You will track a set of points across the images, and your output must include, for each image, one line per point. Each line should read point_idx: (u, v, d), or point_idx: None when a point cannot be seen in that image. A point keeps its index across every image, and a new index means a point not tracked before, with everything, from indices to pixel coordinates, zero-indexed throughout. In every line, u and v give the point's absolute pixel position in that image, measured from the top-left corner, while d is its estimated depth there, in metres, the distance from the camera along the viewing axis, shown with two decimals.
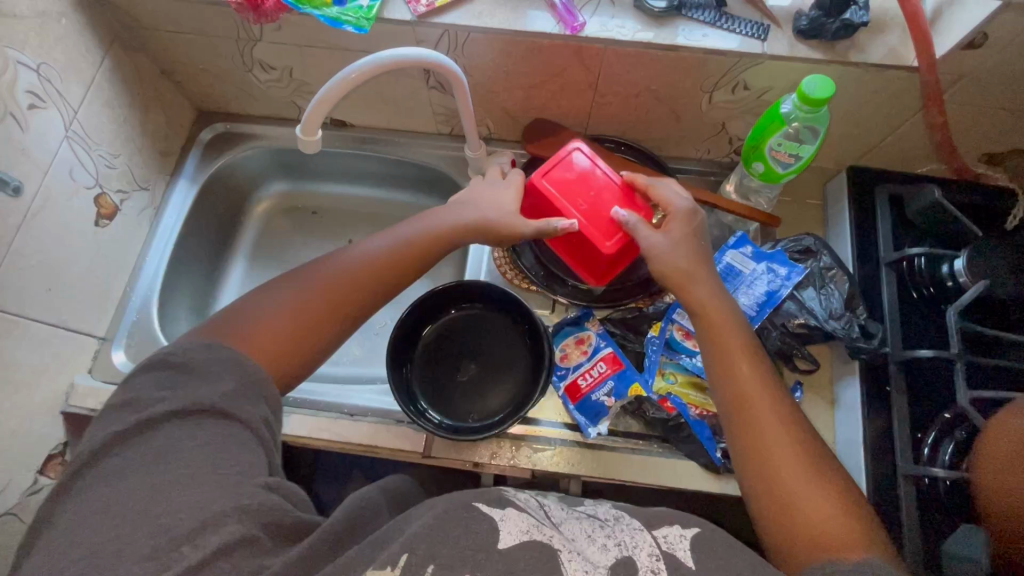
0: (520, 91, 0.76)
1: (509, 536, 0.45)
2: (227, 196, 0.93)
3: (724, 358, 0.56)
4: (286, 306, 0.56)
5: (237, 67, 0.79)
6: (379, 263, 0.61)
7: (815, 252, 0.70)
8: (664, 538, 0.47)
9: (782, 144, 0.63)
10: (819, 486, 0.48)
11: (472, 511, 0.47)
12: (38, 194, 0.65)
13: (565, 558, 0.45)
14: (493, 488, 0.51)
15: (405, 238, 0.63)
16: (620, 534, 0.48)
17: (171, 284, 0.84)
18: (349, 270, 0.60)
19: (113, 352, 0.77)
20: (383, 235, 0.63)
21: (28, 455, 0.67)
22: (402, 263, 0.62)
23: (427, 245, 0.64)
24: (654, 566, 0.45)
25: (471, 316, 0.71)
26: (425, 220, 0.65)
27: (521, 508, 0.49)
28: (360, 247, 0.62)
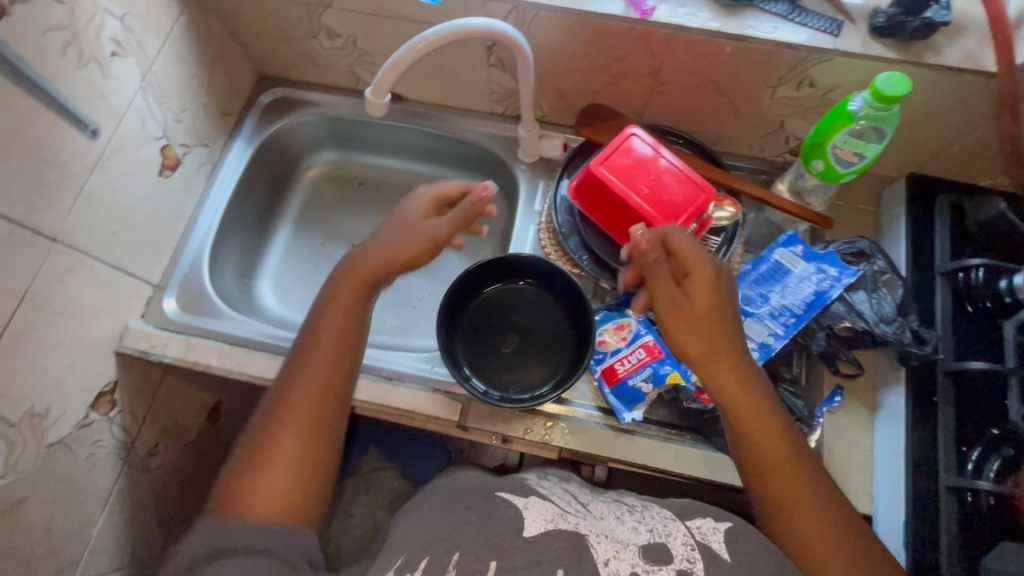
0: (578, 74, 0.76)
1: (533, 524, 0.48)
2: (278, 160, 0.95)
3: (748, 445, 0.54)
4: (245, 458, 0.51)
5: (303, 32, 0.81)
6: (309, 370, 0.56)
7: (869, 255, 0.69)
8: (698, 529, 0.48)
9: (847, 142, 0.62)
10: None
11: (495, 501, 0.50)
12: (112, 139, 0.67)
13: (594, 541, 0.47)
14: (518, 482, 0.54)
15: (321, 340, 0.58)
16: (651, 521, 0.50)
17: (222, 242, 0.87)
18: (292, 385, 0.55)
19: (165, 300, 0.80)
20: (299, 354, 0.58)
21: (83, 390, 0.70)
22: (335, 355, 0.58)
23: (353, 329, 0.60)
24: (690, 555, 0.46)
25: (521, 292, 0.72)
26: (335, 312, 0.60)
27: (545, 498, 0.51)
28: (288, 370, 0.57)
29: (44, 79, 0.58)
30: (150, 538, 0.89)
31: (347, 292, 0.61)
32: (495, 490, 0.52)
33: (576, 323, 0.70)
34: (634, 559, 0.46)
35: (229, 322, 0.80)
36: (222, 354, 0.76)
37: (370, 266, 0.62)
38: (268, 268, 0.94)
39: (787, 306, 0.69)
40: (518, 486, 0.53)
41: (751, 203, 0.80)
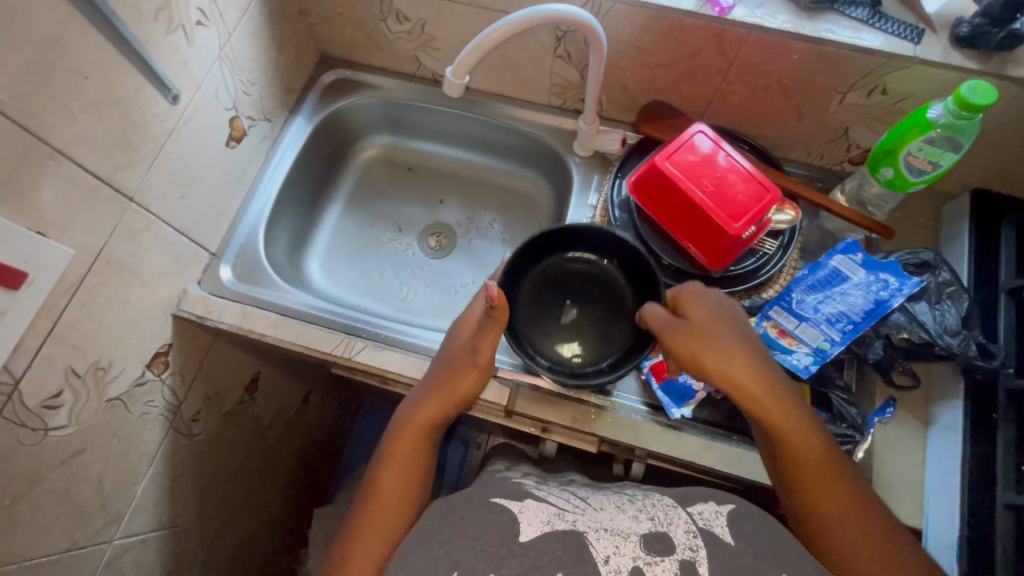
0: (645, 69, 0.76)
1: (529, 528, 0.49)
2: (334, 140, 0.96)
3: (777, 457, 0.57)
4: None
5: (373, 15, 0.82)
6: (375, 526, 0.58)
7: (934, 267, 0.69)
8: (700, 514, 0.50)
9: (923, 150, 0.62)
10: None
11: (489, 506, 0.52)
12: (190, 105, 0.69)
13: (594, 538, 0.48)
14: (514, 486, 0.56)
15: (386, 482, 0.61)
16: (653, 511, 0.51)
17: (277, 216, 0.88)
18: (359, 541, 0.57)
19: (221, 268, 0.81)
20: (367, 495, 0.61)
21: (141, 349, 0.72)
22: (396, 501, 0.60)
23: (411, 474, 0.62)
24: (693, 543, 0.47)
25: (574, 271, 0.74)
26: (399, 461, 0.62)
27: (540, 501, 0.53)
28: (355, 525, 0.59)
29: (138, 41, 0.59)
30: (187, 503, 0.91)
31: (404, 448, 0.63)
32: (490, 497, 0.53)
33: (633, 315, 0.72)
34: (635, 552, 0.47)
35: (283, 294, 0.81)
36: (276, 323, 0.78)
37: (425, 418, 0.64)
38: (318, 245, 0.96)
39: (844, 312, 0.68)
40: (512, 490, 0.54)
41: (808, 208, 0.80)
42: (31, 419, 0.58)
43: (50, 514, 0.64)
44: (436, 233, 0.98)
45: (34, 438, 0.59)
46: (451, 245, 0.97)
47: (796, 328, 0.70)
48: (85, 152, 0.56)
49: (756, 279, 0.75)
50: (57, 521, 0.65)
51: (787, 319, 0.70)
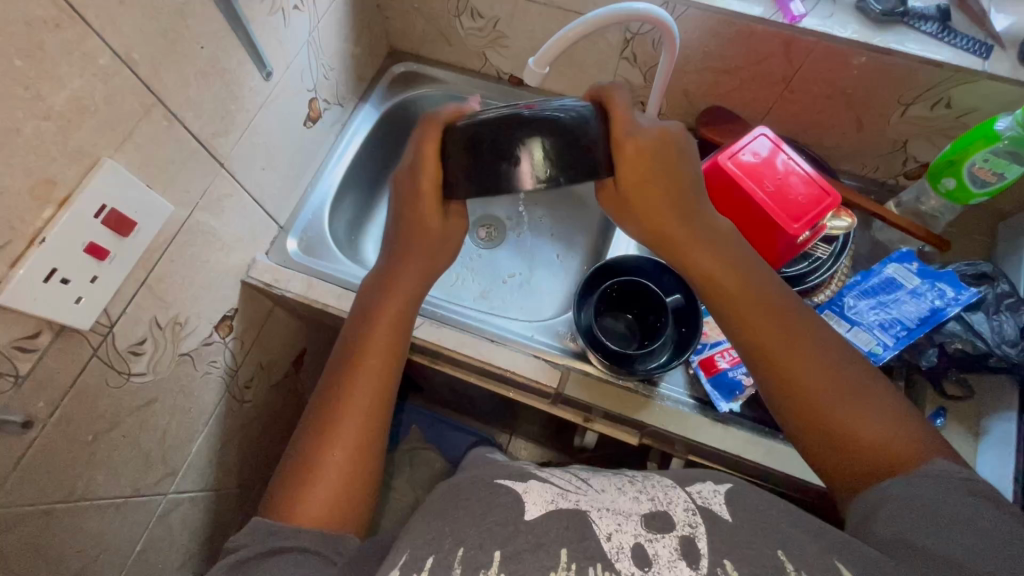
0: (708, 74, 0.79)
1: (534, 506, 0.47)
2: (397, 129, 1.01)
3: (731, 308, 0.58)
4: (303, 456, 0.58)
5: (448, 11, 0.87)
6: (356, 387, 0.60)
7: (992, 278, 0.69)
8: (698, 493, 0.49)
9: (989, 161, 0.64)
10: (859, 417, 0.50)
11: (494, 487, 0.50)
12: (279, 82, 0.73)
13: (596, 516, 0.47)
14: (518, 470, 0.54)
15: (371, 346, 0.63)
16: (652, 491, 0.50)
17: (339, 198, 0.93)
18: (341, 399, 0.60)
19: (288, 240, 0.85)
20: (350, 357, 0.63)
21: (212, 310, 0.75)
22: (377, 368, 0.62)
23: (395, 343, 0.64)
24: (691, 520, 0.46)
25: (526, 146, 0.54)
26: (376, 340, 0.63)
27: (544, 481, 0.52)
28: (336, 380, 0.62)
29: (246, 18, 0.64)
30: (231, 467, 0.93)
31: (388, 314, 0.64)
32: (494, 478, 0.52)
33: (680, 322, 0.74)
34: (637, 529, 0.45)
35: (344, 268, 0.85)
36: (338, 295, 0.81)
37: (410, 282, 0.65)
38: (373, 229, 1.00)
39: (898, 318, 0.69)
40: (517, 473, 0.54)
41: (861, 217, 0.81)
42: (118, 362, 0.62)
43: (122, 457, 0.67)
44: (487, 225, 1.00)
45: (119, 381, 0.63)
46: (501, 237, 0.99)
47: (848, 332, 0.71)
48: (191, 116, 0.61)
49: (806, 284, 0.75)
50: (127, 464, 0.69)
51: (839, 324, 0.72)
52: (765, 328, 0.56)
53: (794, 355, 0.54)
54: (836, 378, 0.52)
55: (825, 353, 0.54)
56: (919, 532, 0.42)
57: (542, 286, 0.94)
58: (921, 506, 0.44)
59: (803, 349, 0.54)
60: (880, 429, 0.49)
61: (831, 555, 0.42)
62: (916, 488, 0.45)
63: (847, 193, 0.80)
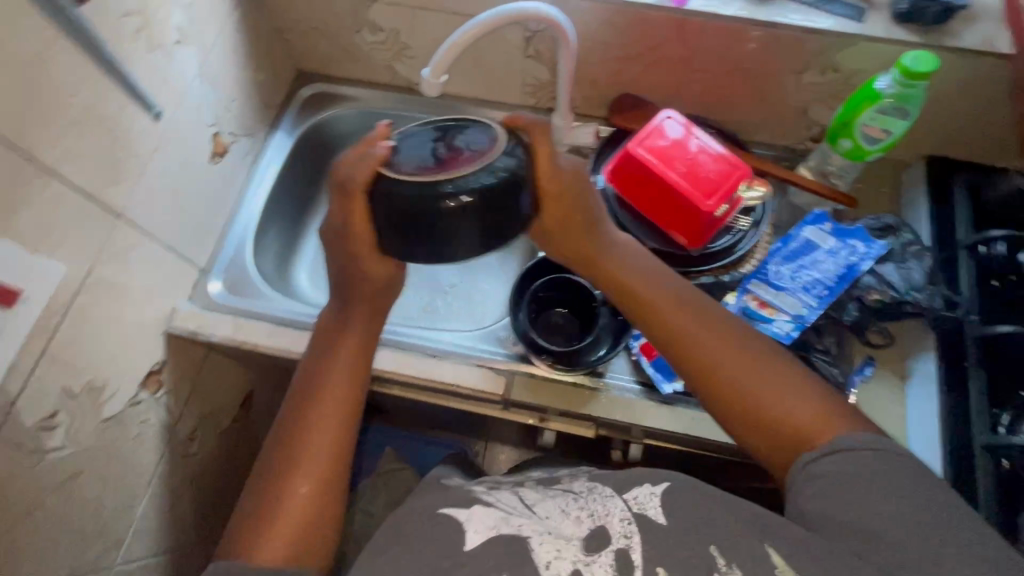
0: (611, 64, 0.80)
1: (475, 536, 0.49)
2: (315, 152, 0.98)
3: (648, 309, 0.60)
4: (262, 502, 0.57)
5: (347, 27, 0.85)
6: (316, 420, 0.60)
7: (896, 229, 0.73)
8: (634, 500, 0.50)
9: (876, 119, 0.67)
10: (782, 396, 0.53)
11: (437, 518, 0.52)
12: (172, 122, 0.70)
13: (536, 542, 0.47)
14: (464, 491, 0.55)
15: (330, 382, 0.62)
16: (593, 505, 0.50)
17: (261, 231, 0.89)
18: (301, 439, 0.59)
19: (210, 283, 0.82)
20: (305, 394, 0.62)
21: (135, 368, 0.72)
22: (336, 404, 0.61)
23: (355, 376, 0.63)
24: (627, 530, 0.47)
25: (467, 205, 0.53)
26: (334, 372, 0.63)
27: (488, 505, 0.52)
28: (291, 419, 0.61)
29: (119, 59, 0.61)
30: (186, 525, 0.89)
31: (347, 346, 0.64)
32: (438, 509, 0.53)
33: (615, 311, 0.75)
34: (576, 555, 0.46)
35: (273, 303, 0.82)
36: (269, 332, 0.78)
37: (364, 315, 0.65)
38: (304, 258, 0.97)
39: (818, 279, 0.72)
40: (462, 497, 0.54)
41: (776, 185, 0.83)
42: (28, 440, 0.58)
43: (51, 538, 0.63)
44: None
45: (31, 460, 0.59)
46: None
47: (774, 298, 0.72)
48: (72, 169, 0.58)
49: (731, 256, 0.77)
50: (59, 545, 0.65)
51: (766, 291, 0.73)
52: (680, 324, 0.58)
53: (706, 351, 0.56)
54: (750, 365, 0.55)
55: (739, 340, 0.57)
56: (843, 512, 0.45)
57: (483, 293, 0.94)
58: (849, 481, 0.46)
59: (716, 341, 0.57)
60: (795, 408, 0.52)
61: (765, 542, 0.45)
62: (839, 462, 0.48)
63: (759, 162, 0.82)
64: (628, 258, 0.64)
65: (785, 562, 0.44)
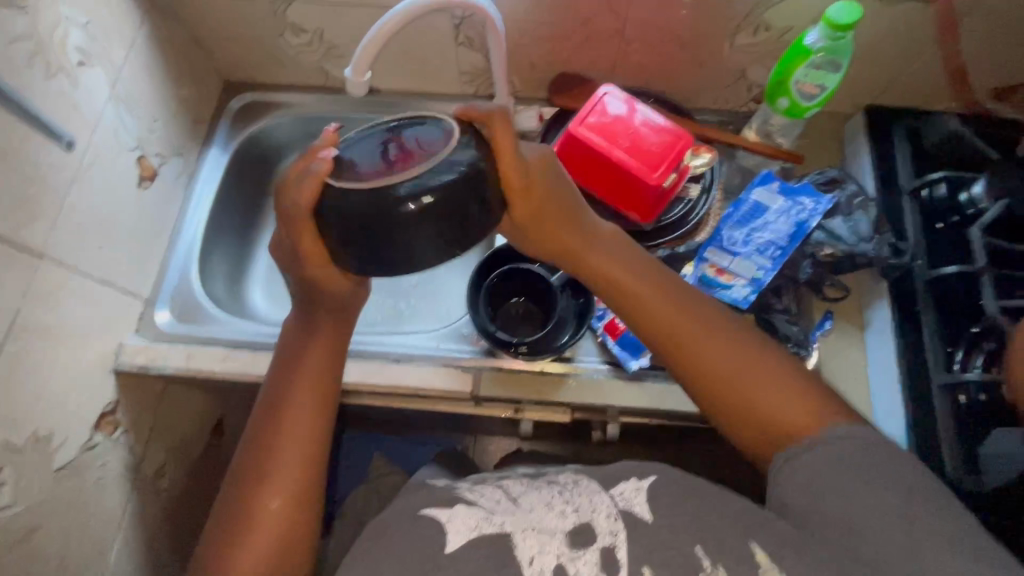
0: (546, 44, 0.78)
1: (455, 537, 0.46)
2: (254, 166, 0.94)
3: (641, 310, 0.58)
4: (233, 523, 0.55)
5: (268, 31, 0.81)
6: (288, 439, 0.57)
7: (841, 181, 0.74)
8: (620, 495, 0.48)
9: (808, 75, 0.67)
10: (773, 390, 0.53)
11: (419, 520, 0.48)
12: (88, 149, 0.67)
13: (519, 538, 0.46)
14: (444, 488, 0.52)
15: (297, 391, 0.59)
16: (578, 499, 0.49)
17: (206, 252, 0.86)
18: (271, 453, 0.57)
19: (157, 312, 0.79)
20: (273, 411, 0.59)
21: (82, 412, 0.69)
22: (309, 415, 0.59)
23: (326, 382, 0.61)
24: (613, 527, 0.46)
25: (430, 211, 0.48)
26: (299, 387, 0.59)
27: (471, 503, 0.49)
28: (260, 438, 0.58)
29: (14, 89, 0.57)
30: (165, 562, 0.87)
31: (315, 354, 0.61)
32: (419, 508, 0.49)
33: (575, 295, 0.74)
34: (559, 549, 0.45)
35: (228, 327, 0.79)
36: (224, 358, 0.75)
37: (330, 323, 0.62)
38: (257, 276, 0.94)
39: (771, 240, 0.72)
40: (443, 496, 0.51)
41: (724, 150, 0.83)
42: None
43: None
44: None
45: None
46: None
47: (730, 263, 0.73)
48: None
49: (685, 226, 0.77)
50: None
51: (722, 258, 0.73)
52: (672, 323, 0.57)
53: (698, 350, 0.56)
54: (743, 361, 0.55)
55: (730, 336, 0.56)
56: (832, 501, 0.46)
57: (446, 290, 0.92)
58: (835, 469, 0.48)
59: (713, 345, 0.56)
60: (787, 403, 0.52)
61: (748, 538, 0.45)
62: (828, 454, 0.48)
63: (702, 127, 0.81)
64: (617, 253, 0.61)
65: (768, 559, 0.43)
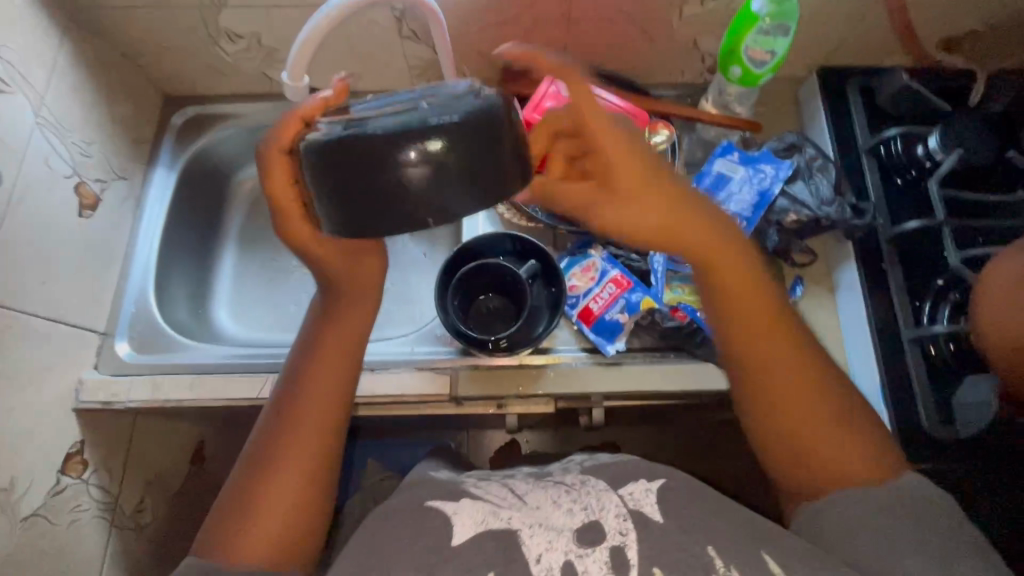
0: (493, 30, 0.76)
1: (463, 529, 0.47)
2: (205, 182, 0.91)
3: (745, 311, 0.55)
4: (240, 508, 0.53)
5: (202, 39, 0.77)
6: (304, 427, 0.56)
7: (800, 146, 0.73)
8: (630, 495, 0.48)
9: (758, 41, 0.67)
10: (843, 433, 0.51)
11: (425, 512, 0.49)
12: (17, 181, 0.64)
13: (527, 535, 0.46)
14: (450, 484, 0.53)
15: (316, 380, 0.57)
16: (586, 497, 0.48)
17: (164, 276, 0.83)
18: (284, 440, 0.55)
19: (116, 344, 0.75)
20: (290, 399, 0.57)
21: (45, 456, 0.66)
22: (327, 403, 0.57)
23: (345, 370, 0.59)
24: (623, 526, 0.46)
25: (435, 156, 0.41)
26: (319, 377, 0.57)
27: (477, 497, 0.50)
28: (276, 426, 0.56)
29: None
30: None
31: (334, 339, 0.59)
32: (426, 501, 0.50)
33: (546, 283, 0.73)
34: (567, 546, 0.45)
35: (194, 352, 0.77)
36: (191, 385, 0.72)
37: (355, 310, 0.60)
38: (222, 295, 0.91)
39: (735, 212, 0.72)
40: (451, 489, 0.51)
41: (684, 123, 0.82)
42: None
43: None
44: None
45: None
46: None
47: None
48: None
49: None
50: None
51: None
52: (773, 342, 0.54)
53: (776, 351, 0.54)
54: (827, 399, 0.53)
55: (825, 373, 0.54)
56: (866, 541, 0.46)
57: (419, 291, 0.90)
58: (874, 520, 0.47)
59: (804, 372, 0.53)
60: (848, 454, 0.51)
61: (758, 547, 0.45)
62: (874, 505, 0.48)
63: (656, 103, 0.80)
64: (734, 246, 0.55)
65: (781, 570, 0.43)
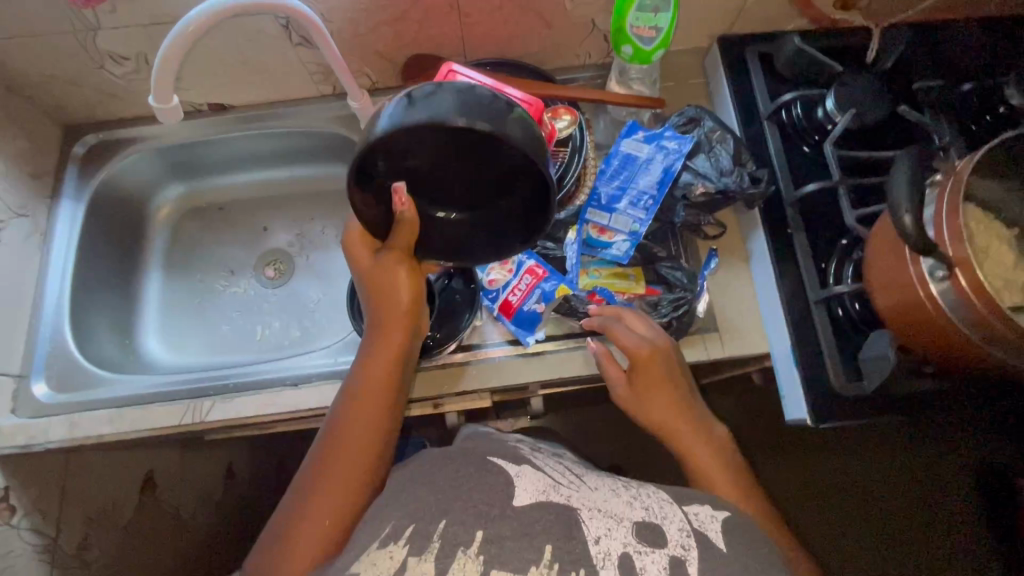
0: (385, 29, 0.74)
1: (524, 492, 0.46)
2: (117, 210, 0.89)
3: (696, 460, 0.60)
4: (291, 515, 0.52)
5: (85, 64, 0.75)
6: (357, 426, 0.56)
7: (698, 119, 0.74)
8: (695, 516, 0.47)
9: (640, 18, 0.66)
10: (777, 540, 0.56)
11: (487, 464, 0.48)
12: None
13: (586, 516, 0.45)
14: (512, 448, 0.52)
15: (367, 381, 0.58)
16: (648, 501, 0.48)
17: (81, 310, 0.81)
18: (333, 450, 0.55)
19: (32, 386, 0.74)
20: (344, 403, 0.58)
21: None
22: (373, 415, 0.57)
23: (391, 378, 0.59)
24: (685, 541, 0.44)
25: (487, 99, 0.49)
26: (370, 376, 0.58)
27: (538, 468, 0.50)
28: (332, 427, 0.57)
29: None
30: None
31: (383, 348, 0.59)
32: (491, 455, 0.49)
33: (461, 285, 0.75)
34: (626, 538, 0.43)
35: (118, 386, 0.75)
36: (111, 418, 0.71)
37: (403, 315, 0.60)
38: (148, 321, 0.89)
39: (643, 190, 0.72)
40: (512, 453, 0.51)
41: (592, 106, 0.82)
42: None
43: None
44: (272, 261, 0.93)
45: None
46: (290, 270, 0.93)
47: (610, 221, 0.72)
48: None
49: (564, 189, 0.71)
50: None
51: (602, 216, 0.72)
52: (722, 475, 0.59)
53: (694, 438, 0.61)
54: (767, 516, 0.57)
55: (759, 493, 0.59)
56: None
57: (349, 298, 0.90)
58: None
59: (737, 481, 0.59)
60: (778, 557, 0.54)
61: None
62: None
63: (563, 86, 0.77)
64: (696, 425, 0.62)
65: None
